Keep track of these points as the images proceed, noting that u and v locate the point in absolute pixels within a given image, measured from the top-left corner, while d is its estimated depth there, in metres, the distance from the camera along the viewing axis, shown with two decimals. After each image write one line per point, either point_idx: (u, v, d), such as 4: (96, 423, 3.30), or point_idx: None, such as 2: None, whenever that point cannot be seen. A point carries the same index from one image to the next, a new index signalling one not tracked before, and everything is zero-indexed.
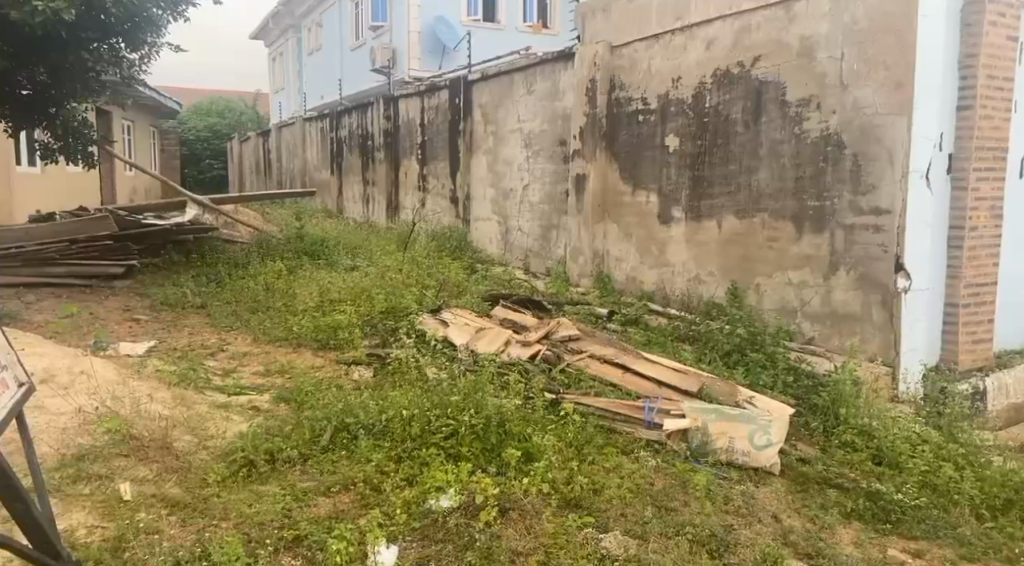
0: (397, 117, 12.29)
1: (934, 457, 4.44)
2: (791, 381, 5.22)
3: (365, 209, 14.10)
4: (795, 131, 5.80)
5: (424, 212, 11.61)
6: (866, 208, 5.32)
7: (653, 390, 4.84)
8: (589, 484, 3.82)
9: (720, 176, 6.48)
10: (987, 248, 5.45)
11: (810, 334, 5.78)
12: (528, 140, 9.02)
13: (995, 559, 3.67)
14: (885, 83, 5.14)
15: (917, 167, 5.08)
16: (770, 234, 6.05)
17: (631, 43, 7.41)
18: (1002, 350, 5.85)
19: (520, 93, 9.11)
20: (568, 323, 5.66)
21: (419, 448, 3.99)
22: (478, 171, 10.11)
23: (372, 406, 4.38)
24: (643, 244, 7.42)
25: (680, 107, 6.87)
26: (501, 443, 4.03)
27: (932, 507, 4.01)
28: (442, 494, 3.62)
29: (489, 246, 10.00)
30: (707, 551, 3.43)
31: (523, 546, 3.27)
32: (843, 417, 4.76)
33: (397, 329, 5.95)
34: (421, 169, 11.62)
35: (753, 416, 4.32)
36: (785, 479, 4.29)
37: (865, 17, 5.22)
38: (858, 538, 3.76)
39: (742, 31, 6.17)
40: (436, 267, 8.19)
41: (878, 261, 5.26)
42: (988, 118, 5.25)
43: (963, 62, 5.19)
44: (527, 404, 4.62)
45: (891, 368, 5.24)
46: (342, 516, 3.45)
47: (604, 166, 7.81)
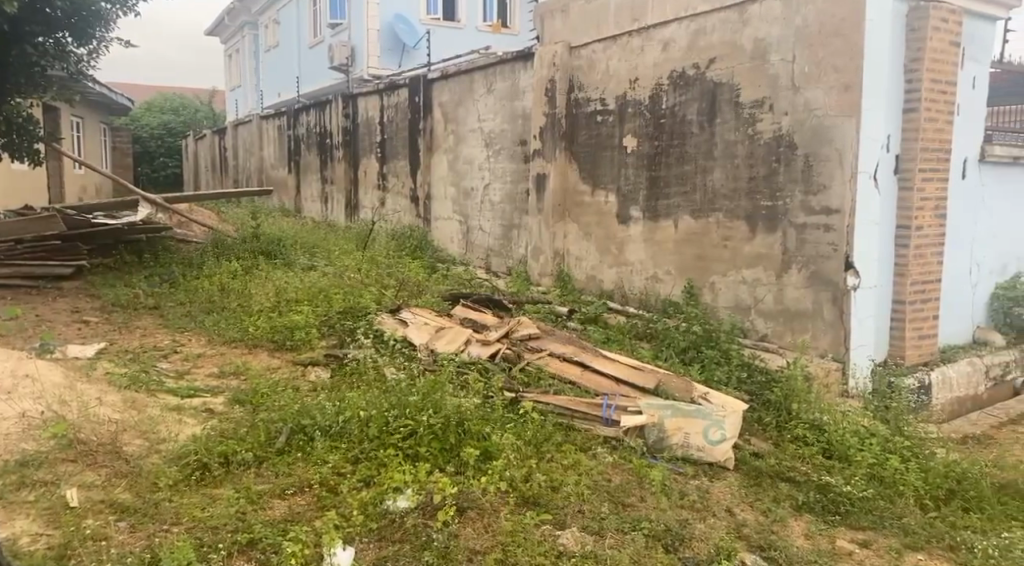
0: (356, 115, 12.19)
1: (881, 450, 4.56)
2: (745, 377, 5.32)
3: (323, 208, 13.95)
4: (748, 132, 5.91)
5: (385, 211, 11.55)
6: (816, 208, 5.45)
7: (611, 387, 4.89)
8: (547, 481, 3.85)
9: (676, 176, 6.57)
10: (933, 247, 5.63)
11: (763, 331, 5.90)
12: (488, 140, 9.03)
13: (938, 548, 3.79)
14: (834, 85, 5.27)
15: (864, 168, 5.23)
16: (725, 233, 6.15)
17: (589, 44, 7.46)
18: (946, 346, 6.04)
19: (479, 92, 9.11)
20: (528, 322, 5.68)
21: (377, 449, 3.98)
22: (439, 170, 10.09)
23: (329, 407, 4.34)
24: (602, 244, 7.49)
25: (637, 108, 6.94)
26: (460, 442, 4.04)
27: (879, 498, 4.13)
28: (400, 495, 3.61)
29: (450, 246, 9.99)
30: (662, 545, 3.48)
31: (481, 544, 3.30)
32: (794, 412, 4.88)
33: (355, 329, 5.89)
34: (381, 168, 11.54)
35: (707, 411, 4.41)
36: (738, 474, 4.38)
37: (816, 21, 5.35)
38: (809, 530, 3.86)
39: (697, 33, 6.26)
40: (395, 267, 8.15)
41: (828, 259, 5.39)
42: (933, 120, 5.42)
43: (908, 66, 5.35)
44: (486, 403, 4.62)
45: (841, 364, 5.37)
46: (298, 518, 3.42)
47: (563, 166, 7.86)
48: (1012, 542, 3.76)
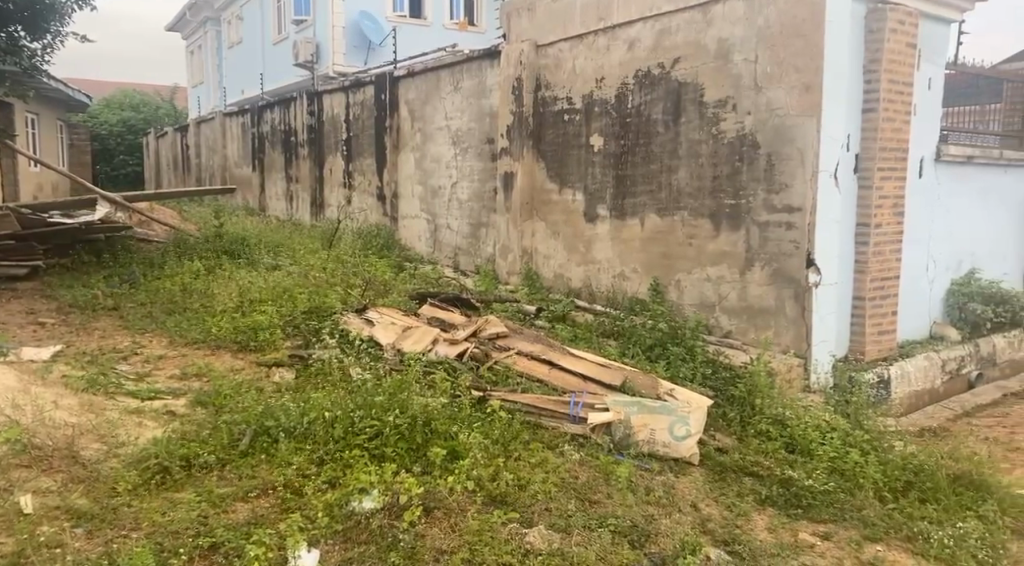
0: (321, 113, 12.07)
1: (842, 443, 4.65)
2: (710, 373, 5.38)
3: (288, 206, 13.78)
4: (712, 131, 5.97)
5: (351, 210, 11.45)
6: (779, 206, 5.53)
7: (578, 385, 4.91)
8: (514, 480, 3.85)
9: (642, 175, 6.62)
10: (891, 245, 5.75)
11: (728, 328, 5.99)
12: (455, 138, 9.01)
13: (896, 539, 3.88)
14: (795, 85, 5.36)
15: (825, 167, 5.32)
16: (690, 231, 6.22)
17: (555, 43, 7.48)
18: (905, 341, 6.18)
19: (446, 90, 9.08)
20: (496, 321, 5.67)
21: (342, 450, 3.94)
22: (406, 169, 10.03)
23: (293, 408, 4.29)
24: (570, 242, 7.52)
25: (603, 107, 6.98)
26: (426, 442, 4.03)
27: (840, 491, 4.21)
28: (365, 496, 3.58)
29: (417, 244, 9.94)
30: (628, 541, 3.51)
31: (447, 544, 3.29)
32: (757, 407, 4.94)
33: (320, 329, 5.84)
34: (347, 166, 11.44)
35: (672, 407, 4.45)
36: (703, 469, 4.43)
37: (778, 22, 5.42)
38: (772, 524, 3.92)
39: (662, 32, 6.31)
40: (361, 266, 8.08)
41: (790, 257, 5.48)
42: (891, 120, 5.53)
43: (867, 67, 5.46)
44: (454, 402, 4.60)
45: (803, 360, 5.46)
46: (261, 521, 3.37)
47: (531, 165, 7.88)
48: (966, 532, 3.86)
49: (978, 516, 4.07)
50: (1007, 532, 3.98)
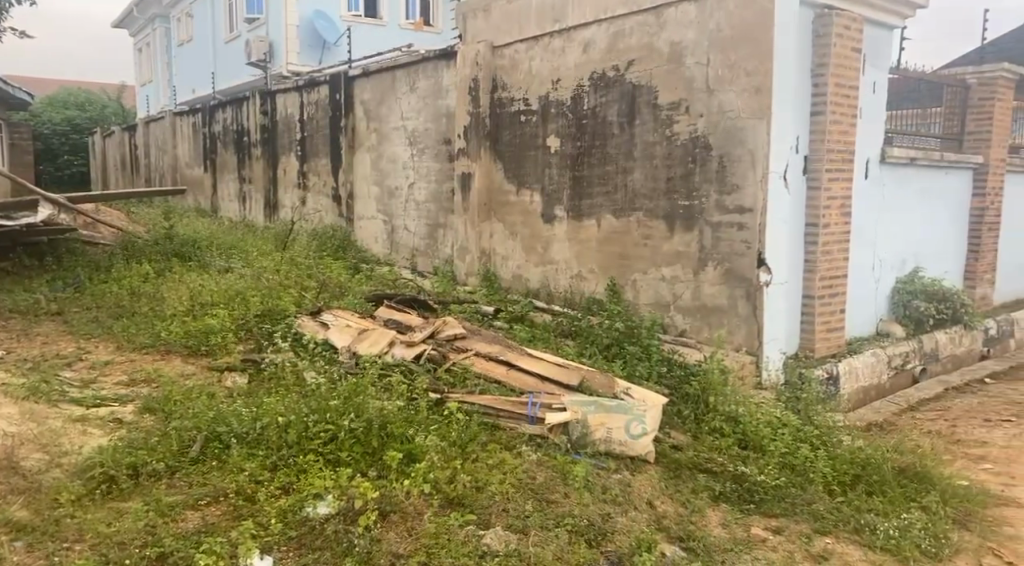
0: (275, 113, 11.89)
1: (792, 439, 4.74)
2: (665, 371, 5.45)
3: (240, 207, 13.54)
4: (666, 133, 6.05)
5: (306, 211, 11.31)
6: (731, 207, 5.63)
7: (536, 385, 4.91)
8: (471, 481, 3.84)
9: (598, 176, 6.67)
10: (839, 244, 5.89)
11: (682, 326, 6.07)
12: (411, 138, 8.96)
13: (844, 531, 3.99)
14: (746, 88, 5.46)
15: (775, 168, 5.42)
16: (646, 232, 6.29)
17: (511, 44, 7.49)
18: (853, 338, 6.35)
19: (402, 90, 9.02)
20: (453, 322, 5.64)
21: (296, 455, 3.88)
22: (362, 169, 9.94)
23: (245, 413, 4.21)
24: (527, 243, 7.54)
25: (559, 109, 7.01)
26: (382, 445, 4.00)
27: (790, 485, 4.30)
28: (320, 501, 3.54)
29: (373, 245, 9.86)
30: (584, 540, 3.54)
31: (403, 548, 3.27)
32: (711, 404, 5.01)
33: (273, 333, 5.75)
34: (301, 166, 11.29)
35: (628, 406, 4.49)
36: (658, 466, 4.48)
37: (729, 25, 5.52)
38: (725, 520, 4.00)
39: (616, 35, 6.37)
40: (316, 268, 7.99)
41: (742, 257, 5.58)
42: (838, 123, 5.67)
43: (815, 70, 5.58)
44: (410, 405, 4.57)
45: (755, 357, 5.57)
46: (211, 529, 3.31)
47: (488, 165, 7.87)
48: (910, 523, 3.99)
49: (922, 507, 4.20)
50: (949, 521, 4.11)
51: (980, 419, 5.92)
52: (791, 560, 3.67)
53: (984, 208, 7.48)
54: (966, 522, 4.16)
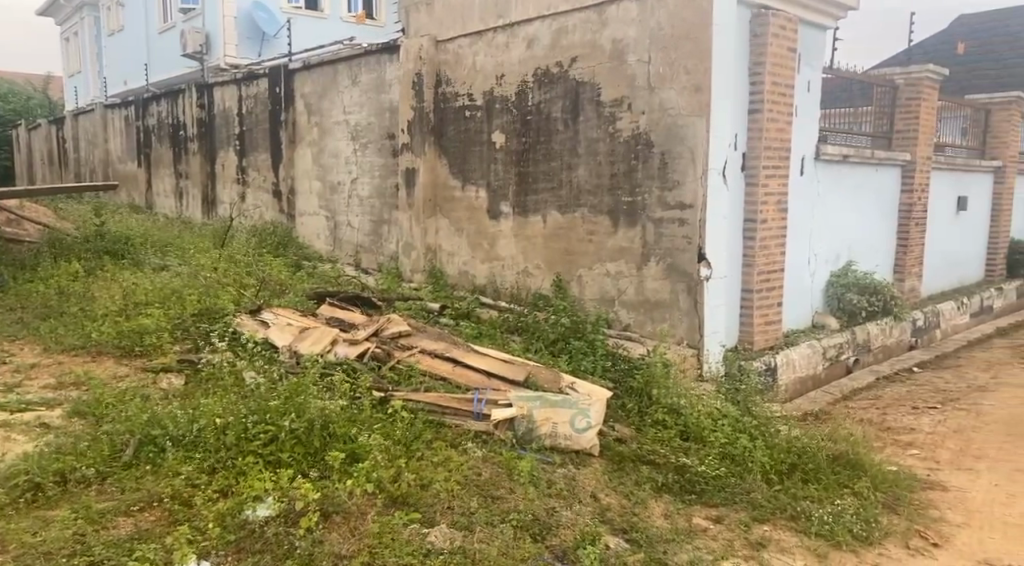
0: (213, 106, 11.58)
1: (732, 430, 4.84)
2: (609, 365, 5.50)
3: (177, 203, 13.15)
4: (609, 130, 6.11)
5: (245, 207, 11.05)
6: (672, 203, 5.72)
7: (482, 382, 4.90)
8: (416, 480, 3.82)
9: (543, 172, 6.70)
10: (776, 239, 6.05)
11: (626, 321, 6.15)
12: (354, 133, 8.84)
13: (781, 519, 4.10)
14: (686, 86, 5.54)
15: (715, 165, 5.53)
16: (590, 228, 6.34)
17: (454, 39, 7.46)
18: (790, 331, 6.53)
19: (344, 84, 8.89)
20: (398, 319, 5.59)
21: (235, 457, 3.79)
22: (303, 164, 9.75)
23: (181, 415, 4.09)
24: (473, 239, 7.53)
25: (504, 105, 7.01)
26: (325, 445, 3.93)
27: (730, 475, 4.40)
28: (260, 503, 3.46)
29: (316, 242, 9.69)
30: (530, 535, 3.55)
31: (347, 548, 3.24)
32: (655, 397, 5.09)
33: (211, 333, 5.60)
34: (240, 161, 11.03)
35: (573, 401, 4.51)
36: (603, 459, 4.53)
37: (669, 24, 5.60)
38: (668, 510, 4.07)
39: (559, 31, 6.39)
40: (256, 266, 7.82)
41: (683, 252, 5.67)
42: (774, 121, 5.81)
43: (752, 69, 5.71)
44: (353, 404, 4.50)
45: (696, 350, 5.68)
46: (145, 536, 3.21)
47: (432, 161, 7.82)
48: (843, 509, 4.12)
49: (855, 493, 4.35)
50: (880, 506, 4.27)
51: (909, 407, 6.15)
52: (731, 549, 3.75)
53: (911, 204, 7.77)
54: (896, 506, 4.32)
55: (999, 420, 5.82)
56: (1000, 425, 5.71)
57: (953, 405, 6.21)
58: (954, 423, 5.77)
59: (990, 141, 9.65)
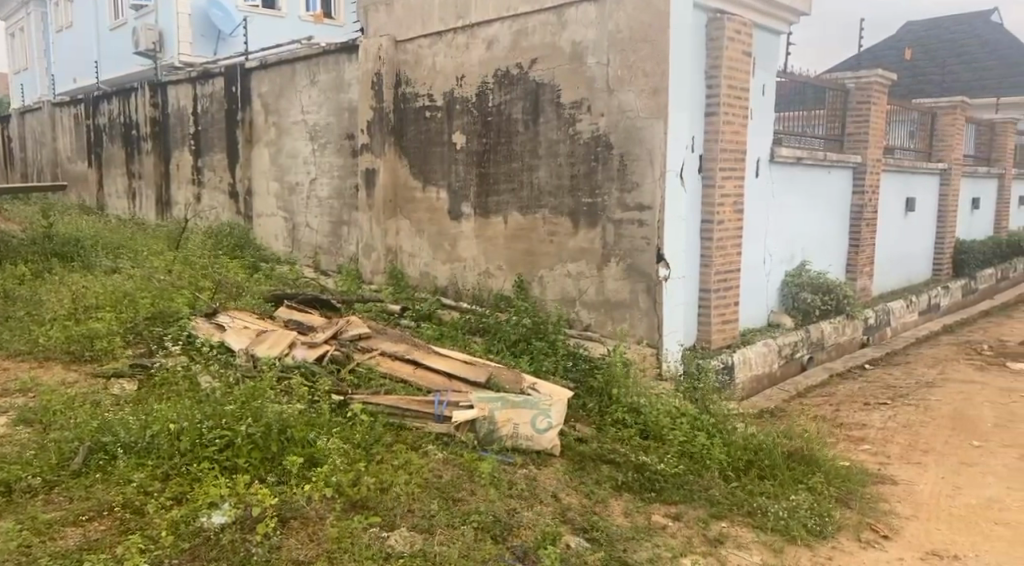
0: (166, 105, 11.35)
1: (690, 427, 4.89)
2: (570, 365, 5.53)
3: (129, 204, 12.83)
4: (569, 132, 6.14)
5: (201, 208, 10.85)
6: (631, 204, 5.77)
7: (444, 383, 4.89)
8: (376, 483, 3.79)
9: (504, 173, 6.71)
10: (733, 239, 6.15)
11: (587, 321, 6.19)
12: (312, 133, 8.74)
13: (738, 515, 4.18)
14: (644, 88, 5.60)
15: (672, 167, 5.59)
16: (551, 229, 6.37)
17: (414, 39, 7.42)
18: (746, 329, 6.64)
19: (302, 83, 8.78)
20: (357, 322, 5.55)
21: (189, 464, 3.72)
22: (260, 164, 9.61)
23: (133, 421, 4.00)
24: (434, 240, 7.50)
25: (464, 106, 7.00)
26: (282, 451, 3.87)
27: (688, 473, 4.46)
28: (215, 510, 3.40)
29: (274, 243, 9.56)
30: (491, 536, 3.56)
31: (305, 555, 3.20)
32: (615, 397, 5.13)
33: (165, 337, 5.48)
34: (195, 161, 10.81)
35: (535, 401, 4.52)
36: (564, 459, 4.56)
37: (627, 27, 5.65)
38: (628, 509, 4.11)
39: (519, 33, 6.41)
40: (212, 268, 7.69)
41: (642, 252, 5.73)
42: (730, 123, 5.91)
43: (708, 72, 5.79)
44: (312, 407, 4.43)
45: (656, 350, 5.74)
46: (95, 546, 3.13)
47: (392, 161, 7.78)
48: (798, 504, 4.21)
49: (809, 488, 4.44)
50: (833, 501, 4.37)
51: (861, 403, 6.31)
52: (689, 546, 3.80)
53: (863, 204, 7.96)
54: (849, 500, 4.43)
55: (946, 415, 6.00)
56: (947, 420, 5.88)
57: (902, 400, 6.37)
58: (903, 418, 5.93)
59: (936, 144, 9.94)
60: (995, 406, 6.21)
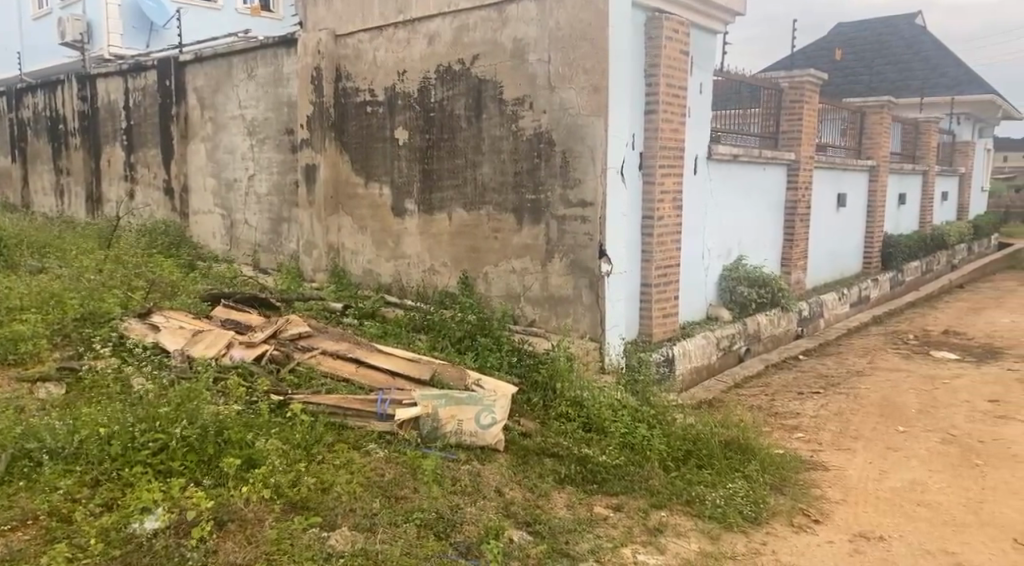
0: (96, 99, 10.94)
1: (631, 419, 4.96)
2: (515, 361, 5.56)
3: (57, 202, 12.33)
4: (512, 128, 6.16)
5: (133, 205, 10.50)
6: (574, 201, 5.82)
7: (386, 382, 4.85)
8: (316, 483, 3.74)
9: (447, 169, 6.69)
10: (672, 235, 6.26)
11: (531, 316, 6.22)
12: (250, 128, 8.55)
13: (677, 504, 4.26)
14: (585, 86, 5.65)
15: (613, 164, 5.66)
16: (495, 225, 6.38)
17: (354, 33, 7.32)
18: (685, 323, 6.78)
19: (239, 77, 8.59)
20: (297, 321, 5.47)
21: (120, 469, 3.61)
22: (196, 159, 9.36)
23: (60, 426, 3.84)
24: (377, 237, 7.43)
25: (406, 101, 6.95)
26: (219, 453, 3.79)
27: (630, 464, 4.52)
28: (148, 516, 3.31)
29: (212, 241, 9.34)
30: (433, 534, 3.55)
31: (242, 557, 3.15)
32: (559, 391, 5.17)
33: (93, 339, 5.28)
34: (127, 157, 10.47)
35: (478, 397, 4.52)
36: (508, 454, 4.57)
37: (567, 24, 5.69)
38: (571, 501, 4.16)
39: (460, 29, 6.39)
40: (146, 267, 7.47)
41: (585, 248, 5.79)
42: (669, 121, 6.01)
43: (647, 71, 5.88)
44: (250, 409, 4.34)
45: (599, 343, 5.80)
46: (18, 557, 3.01)
47: (334, 157, 7.68)
48: (734, 492, 4.32)
49: (745, 475, 4.56)
50: (767, 487, 4.50)
51: (795, 392, 6.51)
52: (630, 536, 3.86)
53: (796, 200, 8.20)
54: (782, 487, 4.57)
55: (874, 402, 6.24)
56: (875, 407, 6.12)
57: (834, 389, 6.60)
58: (834, 407, 6.14)
59: (865, 142, 10.31)
60: (919, 393, 6.49)
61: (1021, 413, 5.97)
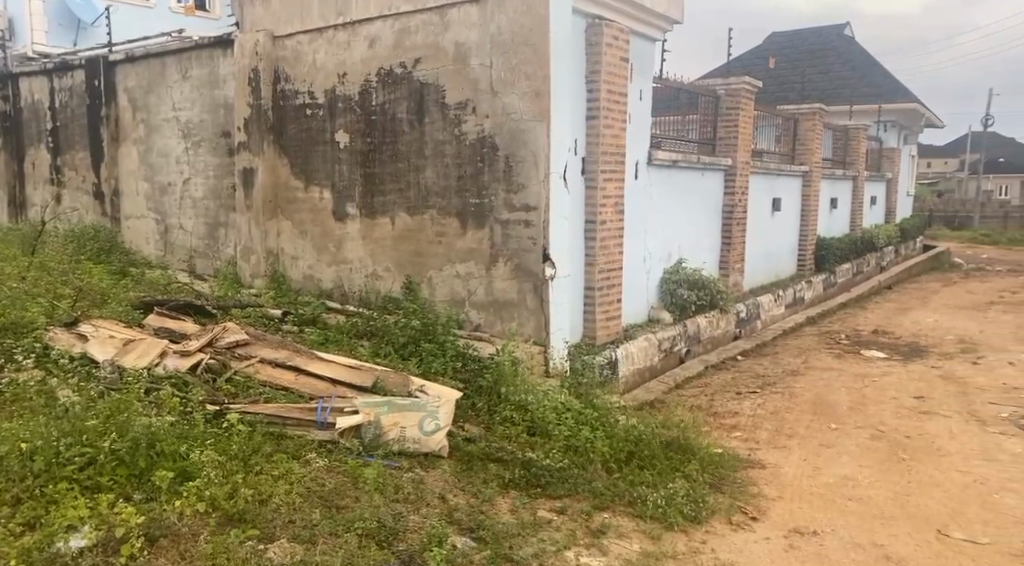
0: (18, 99, 10.49)
1: (575, 422, 4.99)
2: (459, 366, 5.53)
3: None
4: (454, 132, 6.14)
5: (61, 210, 10.10)
6: (517, 205, 5.84)
7: (327, 389, 4.77)
8: (253, 495, 3.65)
9: (390, 173, 6.63)
10: (614, 239, 6.33)
11: (476, 321, 6.21)
12: (185, 130, 8.32)
13: (620, 505, 4.31)
14: (527, 91, 5.67)
15: (556, 169, 5.70)
16: (438, 229, 6.35)
17: (292, 35, 7.19)
18: (628, 325, 6.87)
19: (173, 78, 8.35)
20: (234, 328, 5.34)
21: (44, 486, 3.45)
22: (127, 162, 9.06)
23: None
24: (317, 241, 7.31)
25: (347, 104, 6.86)
26: (151, 466, 3.67)
27: (573, 466, 4.55)
28: (74, 534, 3.18)
29: (145, 246, 9.05)
30: (375, 542, 3.51)
31: None
32: (503, 395, 5.17)
33: (15, 349, 5.04)
34: (53, 159, 10.05)
35: (422, 403, 4.49)
36: (452, 460, 4.54)
37: (508, 29, 5.71)
38: (515, 505, 4.16)
39: (401, 33, 6.35)
40: (73, 274, 7.19)
41: (529, 252, 5.81)
42: (610, 126, 6.08)
43: (588, 77, 5.95)
44: (185, 419, 4.21)
45: (543, 347, 5.82)
46: None
47: (273, 160, 7.53)
48: (675, 491, 4.39)
49: (685, 475, 4.64)
50: (707, 486, 4.59)
51: (733, 392, 6.66)
52: (574, 538, 3.88)
53: (733, 204, 8.39)
54: (720, 485, 4.67)
55: (808, 401, 6.43)
56: (809, 405, 6.30)
57: (771, 388, 6.78)
58: (771, 406, 6.30)
59: (799, 147, 10.62)
60: (850, 390, 6.72)
61: (944, 408, 6.24)
